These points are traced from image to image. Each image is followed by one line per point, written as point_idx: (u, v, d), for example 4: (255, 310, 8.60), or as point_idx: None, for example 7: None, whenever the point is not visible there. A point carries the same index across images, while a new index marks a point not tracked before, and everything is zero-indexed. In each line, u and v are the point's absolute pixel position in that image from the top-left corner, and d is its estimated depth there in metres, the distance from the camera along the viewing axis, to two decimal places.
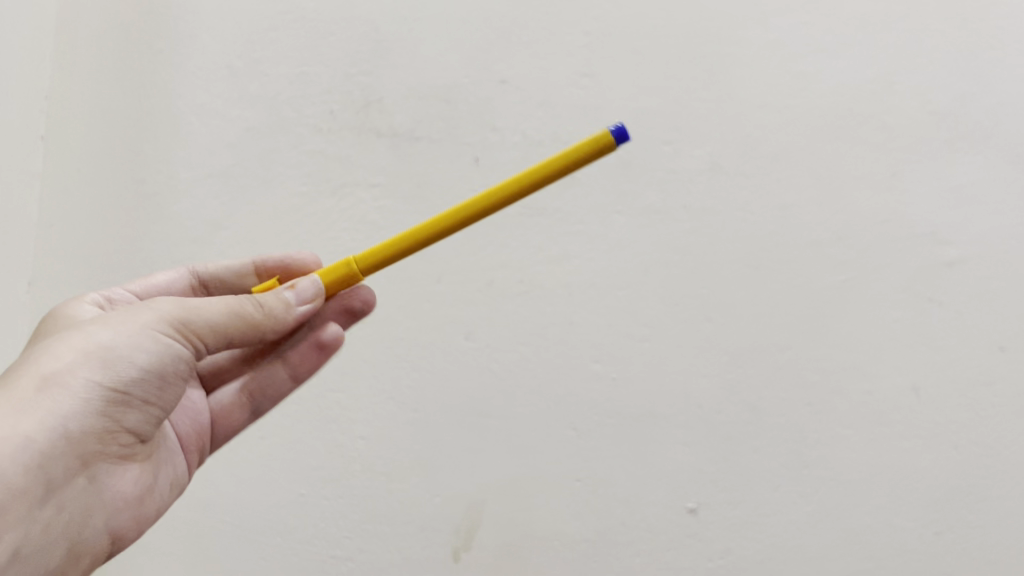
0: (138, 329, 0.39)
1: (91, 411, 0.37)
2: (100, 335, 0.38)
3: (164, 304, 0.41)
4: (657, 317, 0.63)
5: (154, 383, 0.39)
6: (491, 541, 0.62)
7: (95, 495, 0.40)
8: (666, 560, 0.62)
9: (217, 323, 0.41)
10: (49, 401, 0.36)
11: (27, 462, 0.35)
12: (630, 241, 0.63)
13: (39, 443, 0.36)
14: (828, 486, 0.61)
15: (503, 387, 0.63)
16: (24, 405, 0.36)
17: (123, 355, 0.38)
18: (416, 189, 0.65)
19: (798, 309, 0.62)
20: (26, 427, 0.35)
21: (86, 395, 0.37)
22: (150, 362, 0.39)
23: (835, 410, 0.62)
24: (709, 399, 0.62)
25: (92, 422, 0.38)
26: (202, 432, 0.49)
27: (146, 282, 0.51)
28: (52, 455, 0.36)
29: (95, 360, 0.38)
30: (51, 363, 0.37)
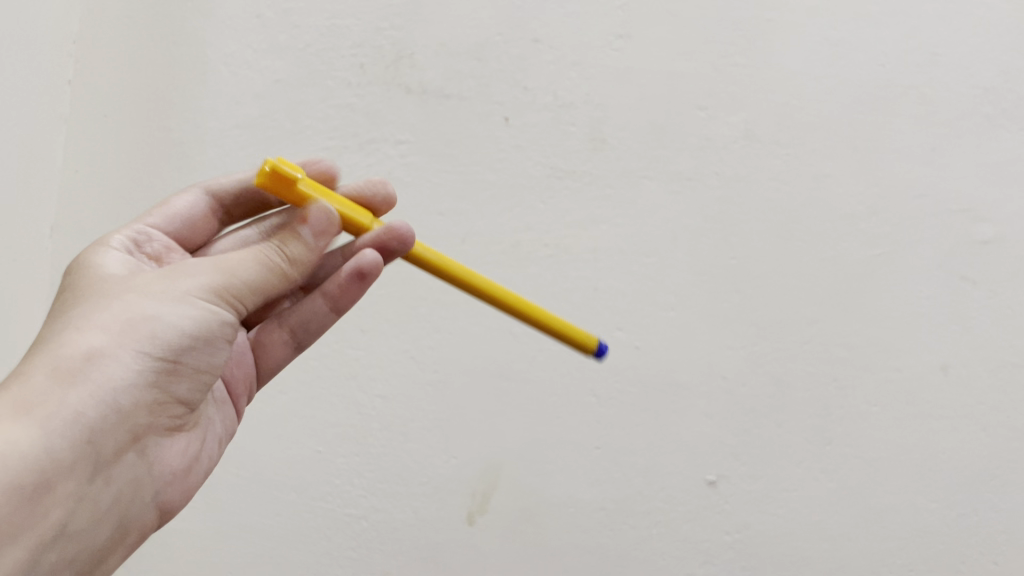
0: (180, 296, 0.37)
1: (139, 385, 0.36)
2: (143, 305, 0.36)
3: (200, 265, 0.38)
4: (683, 286, 0.62)
5: (199, 350, 0.38)
6: (507, 505, 0.62)
7: (144, 466, 0.39)
8: (682, 531, 0.61)
9: (257, 283, 0.39)
10: (96, 377, 0.35)
11: (74, 442, 0.34)
12: (660, 207, 0.62)
13: (86, 419, 0.34)
14: (850, 464, 0.60)
15: (524, 351, 0.62)
16: (69, 382, 0.34)
17: (167, 325, 0.36)
18: (444, 148, 0.64)
19: (828, 283, 0.61)
20: (72, 405, 0.34)
21: (133, 368, 0.36)
22: (194, 332, 0.37)
23: (862, 386, 0.60)
24: (734, 370, 0.61)
25: (140, 394, 0.36)
26: (248, 377, 0.48)
27: (167, 209, 0.46)
28: (99, 431, 0.35)
29: (139, 331, 0.36)
30: (94, 335, 0.35)
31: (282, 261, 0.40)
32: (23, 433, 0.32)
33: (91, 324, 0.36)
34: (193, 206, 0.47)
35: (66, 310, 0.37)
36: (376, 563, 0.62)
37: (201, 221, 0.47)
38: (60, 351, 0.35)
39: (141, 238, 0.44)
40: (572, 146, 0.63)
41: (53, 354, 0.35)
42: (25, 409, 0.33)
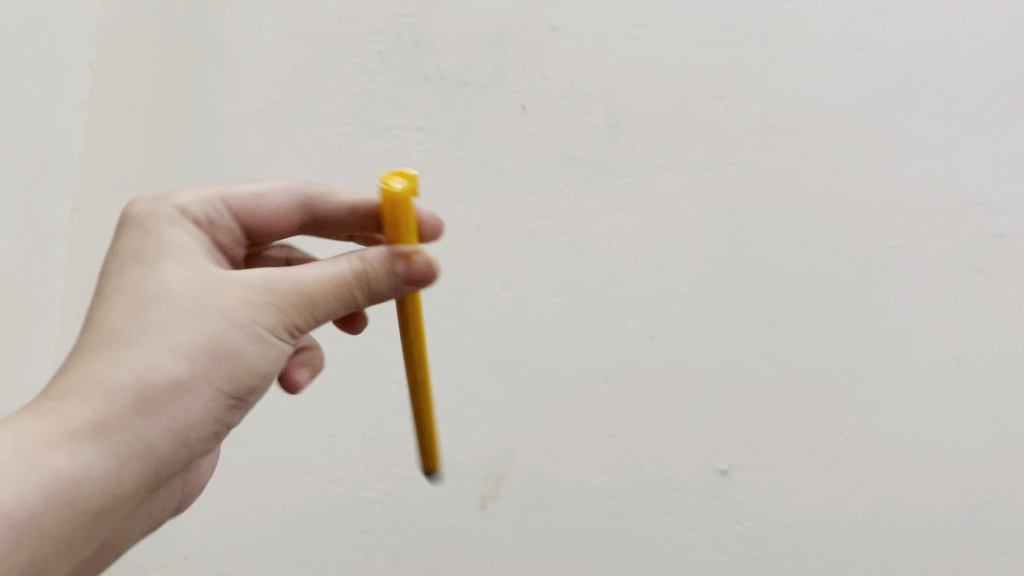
0: (258, 327, 0.35)
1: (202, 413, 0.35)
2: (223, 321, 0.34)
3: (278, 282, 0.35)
4: (697, 276, 0.62)
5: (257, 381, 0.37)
6: (519, 491, 0.62)
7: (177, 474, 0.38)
8: (694, 519, 0.61)
9: (323, 315, 0.36)
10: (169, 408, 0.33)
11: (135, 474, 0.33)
12: (675, 196, 0.62)
13: (154, 453, 0.33)
14: (863, 455, 0.60)
15: (537, 338, 0.63)
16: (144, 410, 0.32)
17: (243, 354, 0.34)
18: (461, 135, 0.64)
19: (843, 274, 0.61)
20: (145, 441, 0.33)
21: (203, 401, 0.34)
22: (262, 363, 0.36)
23: (875, 377, 0.61)
24: (747, 360, 0.61)
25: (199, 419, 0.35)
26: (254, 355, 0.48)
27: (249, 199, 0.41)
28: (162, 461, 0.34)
29: (215, 363, 0.34)
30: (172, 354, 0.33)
31: (355, 282, 0.35)
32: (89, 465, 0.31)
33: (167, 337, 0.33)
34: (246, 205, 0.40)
35: (133, 291, 0.34)
36: (389, 547, 0.63)
37: (288, 219, 0.42)
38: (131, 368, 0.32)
39: (212, 220, 0.39)
40: (588, 135, 0.64)
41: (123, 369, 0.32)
42: (96, 438, 0.31)
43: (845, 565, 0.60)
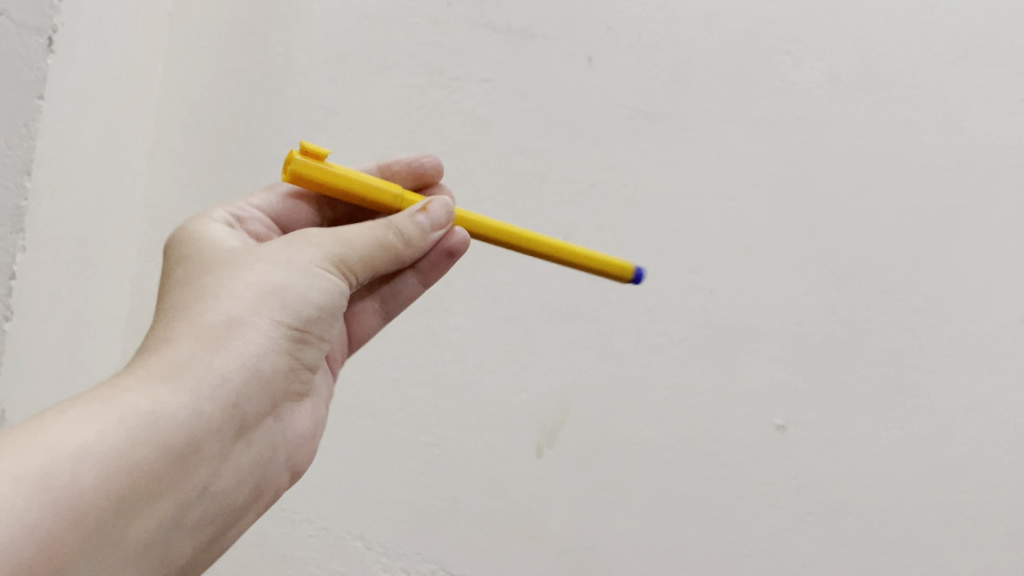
0: (305, 268, 0.41)
1: (270, 348, 0.40)
2: (268, 281, 0.40)
3: (309, 245, 0.42)
4: (760, 231, 0.62)
5: (289, 341, 0.41)
6: (575, 441, 0.63)
7: (233, 449, 0.40)
8: (748, 474, 0.61)
9: (365, 253, 0.44)
10: (229, 365, 0.38)
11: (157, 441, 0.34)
12: (740, 150, 0.62)
13: (165, 418, 0.35)
14: (923, 413, 0.60)
15: (599, 289, 0.64)
16: (206, 368, 0.37)
17: (238, 335, 0.39)
18: (525, 87, 0.65)
19: (909, 232, 0.60)
20: (165, 405, 0.35)
21: (270, 333, 0.40)
22: (291, 320, 0.41)
23: (939, 337, 0.60)
24: (807, 316, 0.61)
25: (272, 357, 0.41)
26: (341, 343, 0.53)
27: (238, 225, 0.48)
28: (218, 426, 0.38)
29: (274, 301, 0.40)
30: (235, 316, 0.39)
31: (394, 238, 0.45)
32: (155, 432, 0.34)
33: (227, 315, 0.39)
34: (280, 216, 0.51)
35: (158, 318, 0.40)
36: (446, 489, 0.65)
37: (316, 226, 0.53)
38: (190, 341, 0.37)
39: (242, 215, 0.49)
40: (655, 88, 0.64)
41: (181, 347, 0.37)
42: (161, 409, 0.35)
43: (899, 525, 0.60)
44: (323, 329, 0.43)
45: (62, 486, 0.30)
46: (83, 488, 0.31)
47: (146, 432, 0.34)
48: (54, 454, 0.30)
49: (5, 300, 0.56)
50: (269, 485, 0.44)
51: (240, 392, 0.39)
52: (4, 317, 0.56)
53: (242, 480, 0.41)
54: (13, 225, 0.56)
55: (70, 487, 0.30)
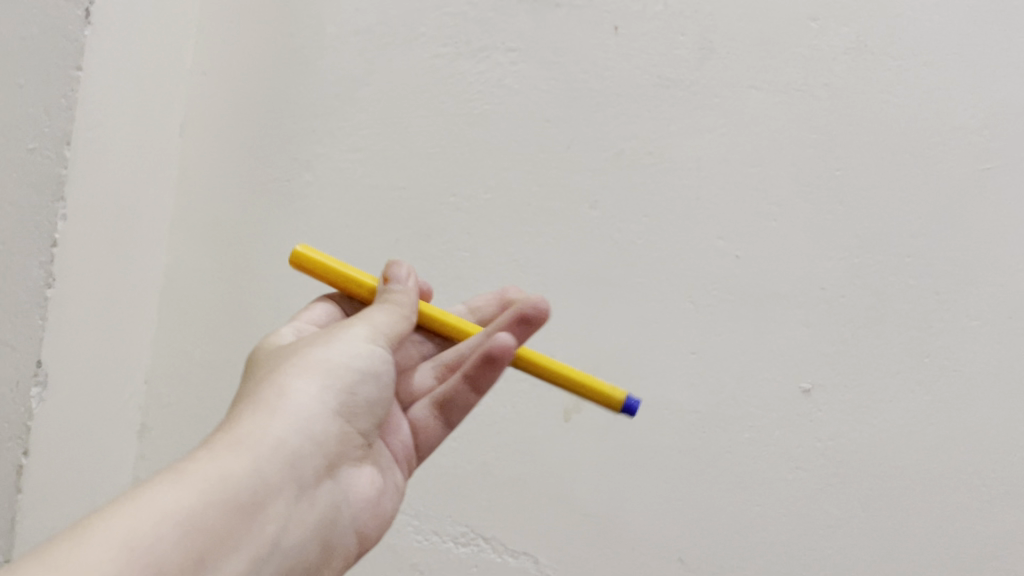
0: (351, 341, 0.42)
1: (328, 414, 0.40)
2: (316, 357, 0.41)
3: (353, 329, 0.43)
4: (786, 196, 0.62)
5: (345, 410, 0.41)
6: (602, 404, 0.64)
7: (300, 508, 0.38)
8: (774, 437, 0.62)
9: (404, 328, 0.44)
10: (286, 427, 0.38)
11: (231, 500, 0.34)
12: (765, 116, 0.63)
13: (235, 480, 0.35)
14: (949, 376, 0.60)
15: (625, 258, 0.64)
16: (263, 431, 0.37)
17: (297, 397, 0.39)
18: (552, 56, 0.66)
19: (935, 196, 0.61)
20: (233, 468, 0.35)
21: (325, 400, 0.40)
22: (344, 385, 0.41)
23: (963, 300, 0.60)
24: (833, 281, 0.61)
25: (331, 424, 0.40)
26: (407, 449, 0.48)
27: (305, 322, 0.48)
28: (286, 490, 0.37)
29: (326, 372, 0.41)
30: (288, 388, 0.39)
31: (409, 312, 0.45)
32: (226, 492, 0.34)
33: (281, 387, 0.39)
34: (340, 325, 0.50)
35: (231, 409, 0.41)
36: (475, 454, 0.67)
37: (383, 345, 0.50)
38: (250, 418, 0.38)
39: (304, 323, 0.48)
40: (681, 56, 0.64)
41: (241, 424, 0.37)
42: (228, 471, 0.35)
43: (925, 486, 0.60)
44: (372, 395, 0.42)
45: (144, 546, 0.30)
46: (166, 543, 0.31)
47: (214, 489, 0.34)
48: (139, 519, 0.30)
49: (47, 267, 0.58)
50: (338, 549, 0.41)
51: (301, 451, 0.38)
52: (45, 283, 0.58)
53: (311, 548, 0.38)
54: (55, 194, 0.57)
55: (154, 543, 0.30)
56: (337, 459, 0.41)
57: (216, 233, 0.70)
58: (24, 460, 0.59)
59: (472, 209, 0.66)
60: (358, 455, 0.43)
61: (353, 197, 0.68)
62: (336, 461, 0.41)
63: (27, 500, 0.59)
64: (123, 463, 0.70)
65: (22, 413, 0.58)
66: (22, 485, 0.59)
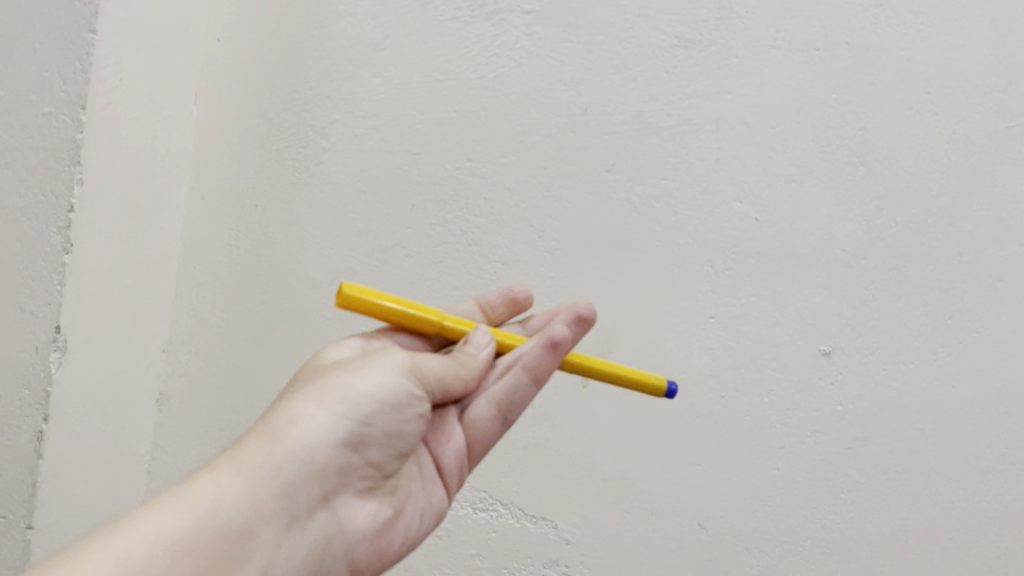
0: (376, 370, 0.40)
1: (338, 444, 0.39)
2: (338, 386, 0.40)
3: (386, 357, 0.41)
4: (807, 157, 0.61)
5: (360, 442, 0.39)
6: (621, 369, 0.64)
7: (296, 541, 0.37)
8: (794, 401, 0.62)
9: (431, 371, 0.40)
10: (286, 456, 0.37)
11: (215, 538, 0.34)
12: (786, 76, 0.62)
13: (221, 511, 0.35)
14: (972, 338, 0.59)
15: (642, 221, 0.64)
16: (264, 461, 0.37)
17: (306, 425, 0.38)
18: (569, 17, 0.65)
19: (958, 155, 0.60)
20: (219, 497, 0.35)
21: (334, 429, 0.38)
22: (360, 418, 0.39)
23: (987, 261, 0.59)
24: (854, 243, 0.61)
25: (341, 453, 0.39)
26: (459, 459, 0.45)
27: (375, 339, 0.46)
28: (278, 522, 0.37)
29: (341, 400, 0.39)
30: (299, 416, 0.38)
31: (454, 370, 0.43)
32: (211, 527, 0.34)
33: (291, 415, 0.38)
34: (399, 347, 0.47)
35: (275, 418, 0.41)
36: None
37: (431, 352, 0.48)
38: (257, 445, 0.38)
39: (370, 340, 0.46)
40: (700, 15, 0.63)
41: (248, 451, 0.37)
42: (218, 504, 0.35)
43: (948, 449, 0.60)
44: (398, 426, 0.41)
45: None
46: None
47: (200, 524, 0.34)
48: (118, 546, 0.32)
49: (65, 232, 0.58)
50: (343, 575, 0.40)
51: (300, 483, 0.37)
52: (64, 249, 0.58)
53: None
54: (72, 159, 0.57)
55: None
56: (350, 485, 0.40)
57: (232, 201, 0.70)
58: (44, 426, 0.59)
59: (489, 175, 0.66)
60: (375, 482, 0.41)
61: (369, 164, 0.68)
62: (346, 488, 0.40)
63: (48, 467, 0.60)
64: (141, 431, 0.70)
65: (42, 377, 0.59)
66: (42, 452, 0.59)
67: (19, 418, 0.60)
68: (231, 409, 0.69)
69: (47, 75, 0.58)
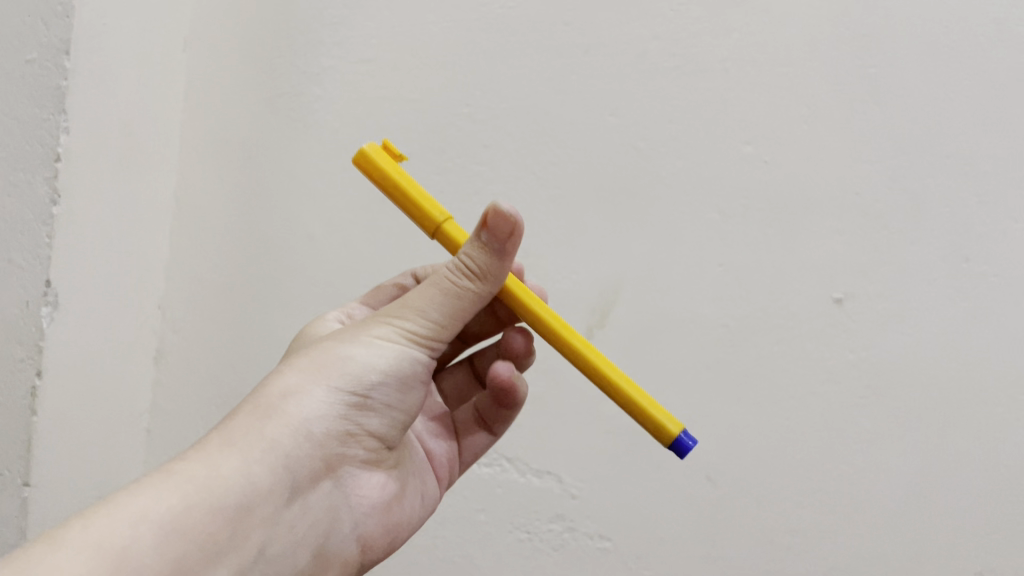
0: (369, 340, 0.42)
1: (333, 417, 0.41)
2: (336, 356, 0.41)
3: (379, 324, 0.43)
4: (818, 97, 0.59)
5: (356, 412, 0.42)
6: (627, 320, 0.62)
7: (292, 515, 0.39)
8: (806, 349, 0.60)
9: (439, 313, 0.42)
10: (282, 431, 0.39)
11: (218, 507, 0.35)
12: (796, 13, 0.60)
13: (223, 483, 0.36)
14: (990, 283, 0.57)
15: (648, 167, 0.62)
16: (261, 435, 0.38)
17: (300, 399, 0.40)
18: None
19: (975, 92, 0.57)
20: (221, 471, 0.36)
21: (330, 402, 0.40)
22: (359, 386, 0.41)
23: (1005, 202, 0.57)
24: (867, 186, 0.59)
25: (336, 425, 0.41)
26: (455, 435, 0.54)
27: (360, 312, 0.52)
28: (277, 494, 0.38)
29: (335, 371, 0.41)
30: (295, 389, 0.40)
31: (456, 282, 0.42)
32: (213, 497, 0.36)
33: (286, 388, 0.40)
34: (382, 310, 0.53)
35: None
36: None
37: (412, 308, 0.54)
38: (250, 419, 0.39)
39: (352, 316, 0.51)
40: None
41: (241, 425, 0.39)
42: (209, 475, 0.36)
43: (964, 397, 0.58)
44: (391, 395, 0.43)
45: (117, 551, 0.32)
46: (140, 546, 0.32)
47: (199, 494, 0.35)
48: (114, 525, 0.33)
49: (52, 183, 0.56)
50: (335, 555, 0.42)
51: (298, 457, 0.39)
52: (51, 200, 0.56)
53: (303, 551, 0.40)
54: (57, 106, 0.55)
55: (127, 552, 0.32)
56: (341, 460, 0.42)
57: (226, 153, 0.68)
58: (38, 382, 0.57)
59: (488, 121, 0.64)
60: (365, 459, 0.44)
61: (365, 112, 0.66)
62: (338, 463, 0.42)
63: (42, 423, 0.58)
64: (139, 388, 0.69)
65: (33, 332, 0.57)
66: (36, 408, 0.57)
67: (10, 374, 0.58)
68: (231, 365, 0.68)
69: (30, 17, 0.56)
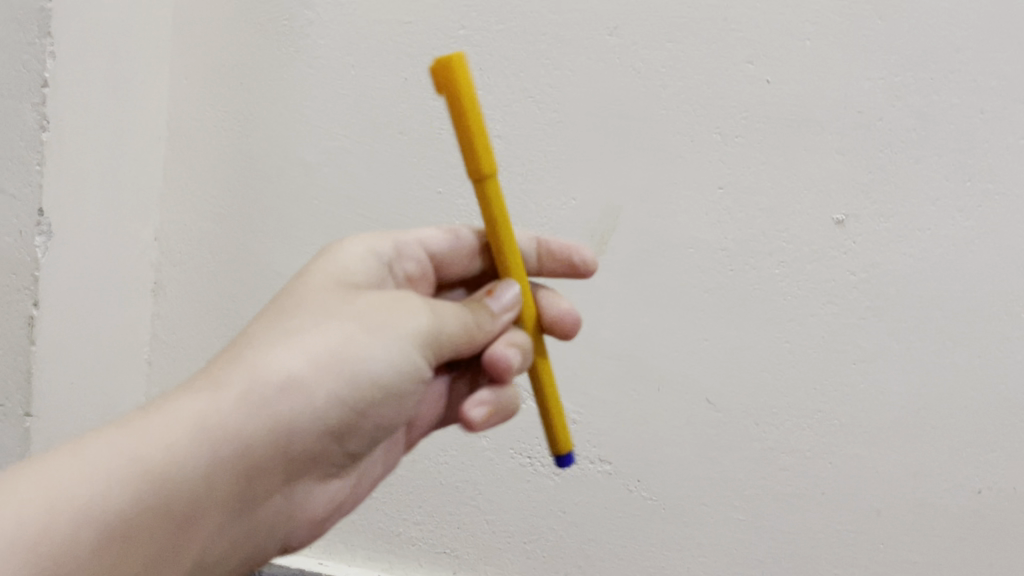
0: (392, 341, 0.39)
1: (317, 422, 0.38)
2: (355, 350, 0.38)
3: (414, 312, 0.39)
4: (822, 14, 0.57)
5: (341, 419, 0.39)
6: (626, 245, 0.62)
7: (235, 523, 0.37)
8: (806, 272, 0.59)
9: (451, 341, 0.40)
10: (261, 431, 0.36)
11: (161, 510, 0.33)
12: None
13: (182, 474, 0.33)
14: (993, 201, 0.57)
15: (647, 89, 0.61)
16: (241, 430, 0.35)
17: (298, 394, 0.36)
18: None
19: (982, 6, 0.56)
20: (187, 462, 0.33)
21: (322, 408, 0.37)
22: (356, 390, 0.38)
23: (1010, 118, 0.56)
24: (871, 104, 0.58)
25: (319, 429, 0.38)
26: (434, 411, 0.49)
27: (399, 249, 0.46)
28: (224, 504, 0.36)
29: (344, 375, 0.38)
30: (295, 375, 0.36)
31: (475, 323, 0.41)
32: (162, 494, 0.33)
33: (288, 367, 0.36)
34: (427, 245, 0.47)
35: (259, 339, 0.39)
36: None
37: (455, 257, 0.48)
38: (236, 396, 0.35)
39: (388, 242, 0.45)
40: None
41: (225, 402, 0.35)
42: (175, 458, 0.33)
43: (963, 316, 0.58)
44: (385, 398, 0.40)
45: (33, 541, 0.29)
46: (58, 534, 0.30)
47: (151, 486, 0.32)
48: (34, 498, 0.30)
49: (40, 108, 0.55)
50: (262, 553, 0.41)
51: (264, 460, 0.36)
52: (41, 126, 0.55)
53: (224, 559, 0.37)
54: (42, 30, 0.54)
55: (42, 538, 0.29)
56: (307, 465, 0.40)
57: (216, 80, 0.67)
58: (35, 312, 0.57)
59: (483, 44, 0.63)
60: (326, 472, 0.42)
61: (357, 36, 0.64)
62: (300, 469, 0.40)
63: (42, 353, 0.58)
64: (138, 320, 0.69)
65: (29, 262, 0.57)
66: (35, 337, 0.57)
67: (8, 301, 0.58)
68: (229, 296, 0.68)
69: None
